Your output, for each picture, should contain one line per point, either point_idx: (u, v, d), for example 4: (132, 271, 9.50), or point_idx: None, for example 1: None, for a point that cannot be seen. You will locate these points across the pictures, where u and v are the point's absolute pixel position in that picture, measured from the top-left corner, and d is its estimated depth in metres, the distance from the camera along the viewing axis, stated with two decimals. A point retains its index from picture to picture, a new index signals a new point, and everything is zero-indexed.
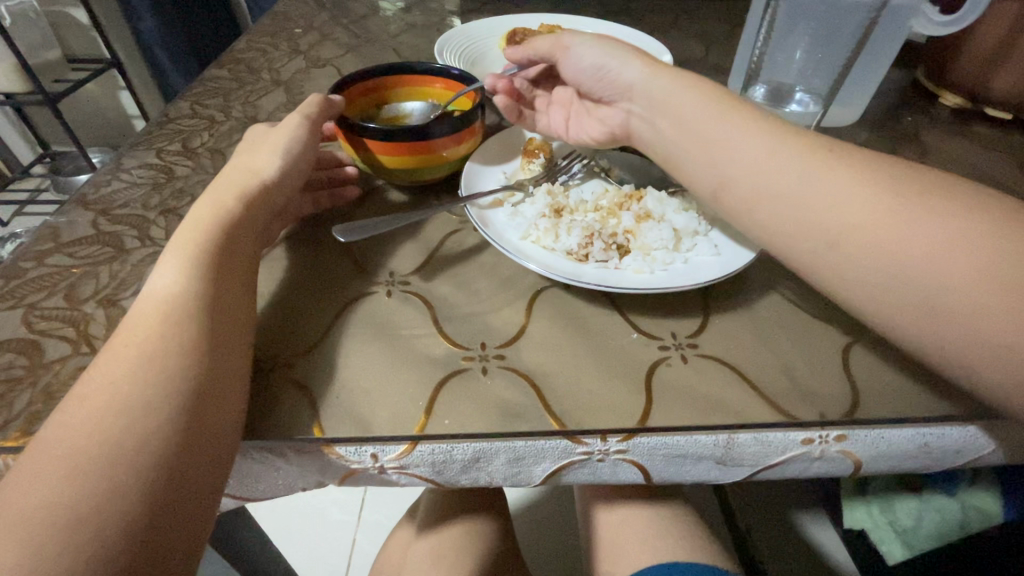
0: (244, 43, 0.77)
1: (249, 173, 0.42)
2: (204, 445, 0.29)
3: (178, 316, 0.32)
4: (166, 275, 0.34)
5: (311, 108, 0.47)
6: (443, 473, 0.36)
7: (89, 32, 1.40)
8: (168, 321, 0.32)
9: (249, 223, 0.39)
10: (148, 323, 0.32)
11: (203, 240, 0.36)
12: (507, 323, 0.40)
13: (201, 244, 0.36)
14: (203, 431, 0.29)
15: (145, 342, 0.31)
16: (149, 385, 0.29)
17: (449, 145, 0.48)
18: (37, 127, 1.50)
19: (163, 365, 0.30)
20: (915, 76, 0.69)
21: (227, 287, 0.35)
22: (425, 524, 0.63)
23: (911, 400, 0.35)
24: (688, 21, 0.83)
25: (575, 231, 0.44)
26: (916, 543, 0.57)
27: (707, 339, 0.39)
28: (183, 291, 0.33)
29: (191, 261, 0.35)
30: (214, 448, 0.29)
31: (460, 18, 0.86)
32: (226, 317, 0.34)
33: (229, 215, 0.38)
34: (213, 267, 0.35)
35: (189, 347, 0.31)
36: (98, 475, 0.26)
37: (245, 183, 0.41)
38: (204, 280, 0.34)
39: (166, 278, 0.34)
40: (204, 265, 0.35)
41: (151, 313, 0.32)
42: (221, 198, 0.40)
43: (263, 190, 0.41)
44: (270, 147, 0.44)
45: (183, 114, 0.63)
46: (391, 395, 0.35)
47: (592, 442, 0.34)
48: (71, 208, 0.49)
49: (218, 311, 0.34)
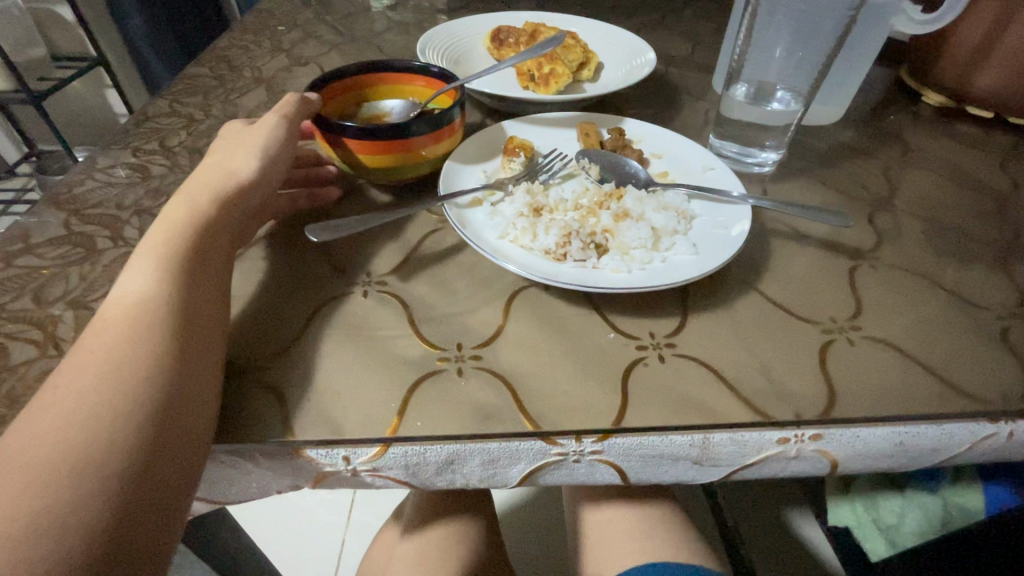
0: (226, 41, 0.76)
1: (223, 172, 0.41)
2: (171, 450, 0.28)
3: (146, 318, 0.32)
4: (134, 276, 0.33)
5: (288, 106, 0.46)
6: (418, 476, 0.35)
7: (75, 30, 1.38)
8: (135, 324, 0.31)
9: (223, 223, 0.39)
10: (114, 325, 0.31)
11: (173, 241, 0.36)
12: (484, 323, 0.40)
13: (172, 245, 0.35)
14: (170, 437, 0.29)
15: (110, 345, 0.30)
16: (114, 389, 0.28)
17: (427, 143, 0.47)
18: (22, 126, 1.48)
19: (129, 369, 0.29)
20: (898, 74, 0.69)
21: (198, 289, 0.34)
22: (410, 525, 0.63)
23: (886, 399, 0.35)
24: (674, 19, 0.83)
25: (554, 230, 0.43)
26: (899, 540, 0.58)
27: (685, 339, 0.39)
28: (152, 293, 0.33)
29: (160, 262, 0.34)
30: (182, 453, 0.29)
31: (446, 15, 0.86)
32: (195, 319, 0.33)
33: (201, 215, 0.38)
34: (185, 268, 0.35)
35: (157, 350, 0.31)
36: (61, 481, 0.25)
37: (219, 183, 0.40)
38: (174, 281, 0.34)
39: (134, 279, 0.33)
40: (175, 266, 0.34)
41: (117, 315, 0.32)
42: (193, 198, 0.39)
43: (237, 190, 0.41)
44: (245, 146, 0.43)
45: (161, 112, 0.62)
46: (364, 397, 0.35)
47: (566, 444, 0.34)
48: (44, 207, 0.48)
49: (187, 313, 0.33)
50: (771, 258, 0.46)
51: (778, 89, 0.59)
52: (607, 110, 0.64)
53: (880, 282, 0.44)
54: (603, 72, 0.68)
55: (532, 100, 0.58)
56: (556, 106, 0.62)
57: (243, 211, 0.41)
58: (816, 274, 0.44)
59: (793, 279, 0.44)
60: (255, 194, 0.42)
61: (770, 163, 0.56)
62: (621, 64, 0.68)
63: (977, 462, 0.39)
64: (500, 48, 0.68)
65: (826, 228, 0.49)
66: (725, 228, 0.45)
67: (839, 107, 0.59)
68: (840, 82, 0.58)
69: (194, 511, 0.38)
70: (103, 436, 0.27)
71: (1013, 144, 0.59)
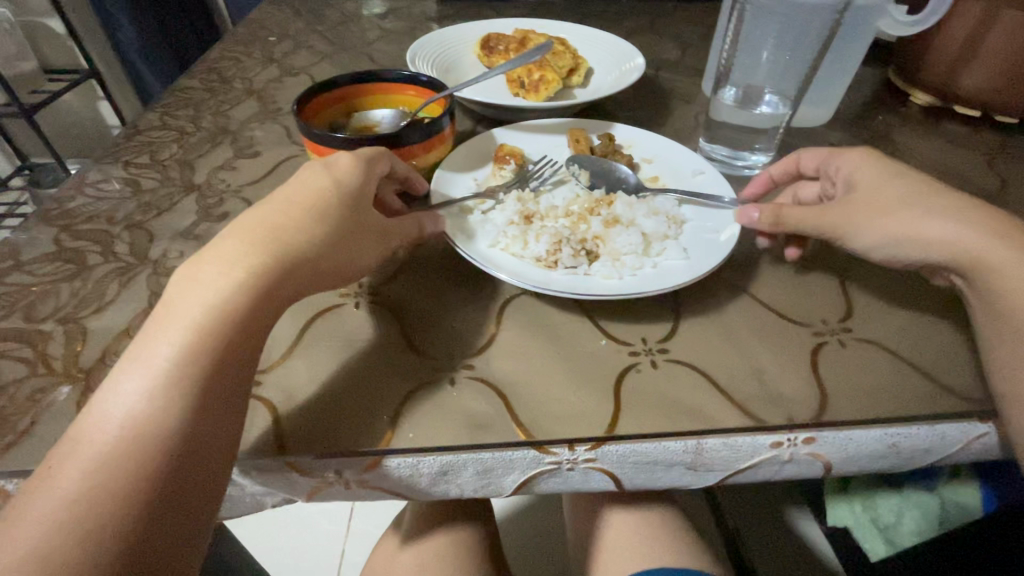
0: (218, 52, 0.76)
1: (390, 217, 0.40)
2: (182, 506, 0.27)
3: (201, 349, 0.29)
4: (200, 294, 0.31)
5: (358, 163, 0.39)
6: (413, 487, 0.35)
7: (66, 42, 1.37)
8: (190, 354, 0.29)
9: (289, 273, 0.33)
10: (170, 343, 0.29)
11: (241, 268, 0.32)
12: (476, 332, 0.40)
13: (248, 261, 0.32)
14: (188, 487, 0.27)
15: (162, 368, 0.29)
16: (154, 419, 0.27)
17: (418, 152, 0.47)
18: (14, 139, 1.47)
19: (172, 404, 0.28)
20: (886, 74, 0.69)
21: (259, 327, 0.32)
22: (409, 535, 0.63)
23: (878, 401, 0.35)
24: (664, 24, 0.83)
25: (544, 238, 0.44)
26: (897, 539, 0.58)
27: (677, 344, 0.39)
28: (218, 324, 0.30)
29: (226, 289, 0.31)
30: (194, 513, 0.27)
31: (437, 23, 0.86)
32: (249, 360, 0.31)
33: (258, 249, 0.33)
34: (262, 302, 0.32)
35: (202, 391, 0.29)
36: (118, 472, 0.26)
37: (278, 215, 0.35)
38: (236, 315, 0.31)
39: (195, 297, 0.31)
40: (239, 296, 0.31)
41: (171, 333, 0.30)
42: (256, 222, 0.34)
43: (291, 225, 0.34)
44: (309, 185, 0.37)
45: (152, 125, 0.62)
46: (356, 409, 0.34)
47: (560, 452, 0.34)
48: (34, 224, 0.48)
49: (240, 354, 0.31)
50: (762, 261, 0.46)
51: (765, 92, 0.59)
52: (597, 116, 0.64)
53: (871, 283, 0.44)
54: (593, 78, 0.68)
55: (521, 107, 0.58)
56: (547, 112, 0.62)
57: (292, 260, 0.33)
58: (807, 276, 0.45)
59: (787, 281, 0.44)
60: (302, 236, 0.34)
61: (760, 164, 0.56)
62: (611, 69, 0.68)
63: (971, 461, 0.39)
64: (490, 55, 0.68)
65: None
66: (715, 232, 0.46)
67: (828, 107, 0.60)
68: (828, 82, 0.58)
69: None
70: (134, 474, 0.26)
71: (1000, 143, 0.59)
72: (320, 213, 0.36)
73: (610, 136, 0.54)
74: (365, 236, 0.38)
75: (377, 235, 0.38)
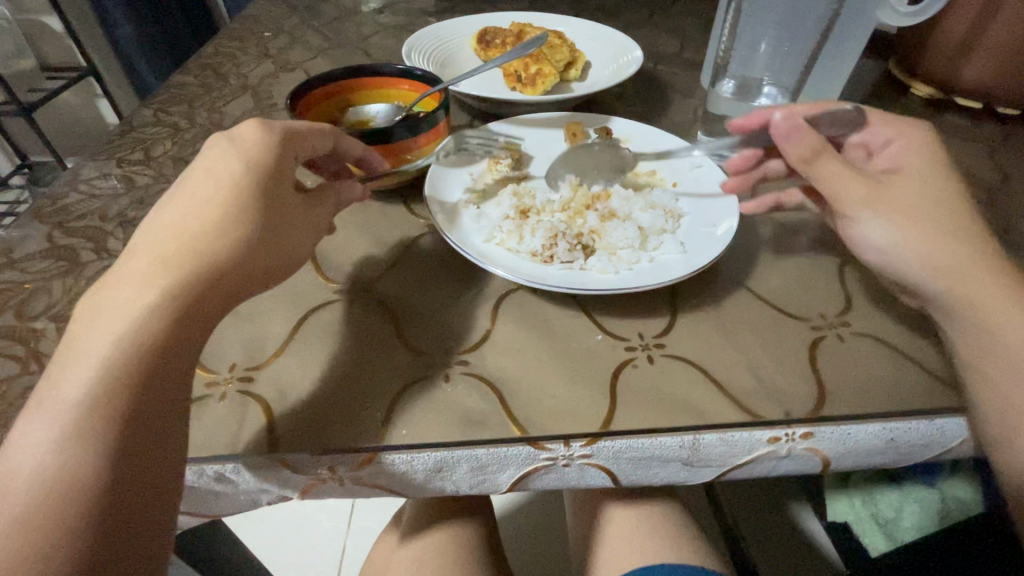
0: (213, 49, 0.76)
1: (317, 210, 0.38)
2: (128, 542, 0.26)
3: (112, 384, 0.28)
4: (105, 328, 0.29)
5: (268, 139, 0.36)
6: (407, 484, 0.35)
7: (64, 40, 1.37)
8: (98, 392, 0.28)
9: (205, 289, 0.31)
10: (76, 385, 0.28)
11: (150, 292, 0.30)
12: (471, 328, 0.39)
13: (156, 285, 0.30)
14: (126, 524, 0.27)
15: (73, 410, 0.27)
16: (74, 464, 0.26)
17: (412, 147, 0.47)
18: (13, 138, 1.47)
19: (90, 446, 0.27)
20: (887, 66, 0.69)
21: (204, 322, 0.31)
22: (408, 531, 0.62)
23: (877, 395, 0.35)
24: (663, 16, 0.82)
25: (540, 233, 0.43)
26: (898, 534, 0.58)
27: (673, 339, 0.39)
28: (127, 356, 0.28)
29: (132, 317, 0.29)
30: (141, 547, 0.27)
31: (434, 18, 0.85)
32: (172, 383, 0.29)
33: (166, 266, 0.31)
34: (174, 325, 0.30)
35: (119, 429, 0.27)
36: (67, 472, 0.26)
37: (179, 226, 0.32)
38: (150, 343, 0.29)
39: (97, 331, 0.29)
40: (150, 323, 0.29)
41: (78, 372, 0.28)
42: (154, 240, 0.32)
43: (197, 234, 0.32)
44: (204, 186, 0.33)
45: (146, 121, 0.61)
46: (348, 406, 0.34)
47: (555, 448, 0.33)
48: (27, 221, 0.48)
49: (159, 381, 0.29)
50: (760, 255, 0.45)
51: (764, 85, 0.59)
52: (595, 109, 0.64)
53: (871, 277, 0.43)
54: (590, 71, 0.68)
55: (515, 101, 0.57)
56: (543, 106, 0.61)
57: (211, 271, 0.31)
58: (805, 270, 0.44)
59: (786, 275, 0.44)
60: (214, 242, 0.32)
61: None
62: (609, 62, 0.67)
63: (974, 456, 0.38)
64: (486, 49, 0.68)
65: (815, 224, 0.49)
66: (712, 225, 0.45)
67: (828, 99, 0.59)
68: (828, 73, 0.57)
69: (181, 525, 0.37)
70: (63, 522, 0.25)
71: (1004, 135, 0.59)
72: (225, 210, 0.33)
73: (607, 130, 0.54)
74: (294, 228, 0.36)
75: (304, 222, 0.37)
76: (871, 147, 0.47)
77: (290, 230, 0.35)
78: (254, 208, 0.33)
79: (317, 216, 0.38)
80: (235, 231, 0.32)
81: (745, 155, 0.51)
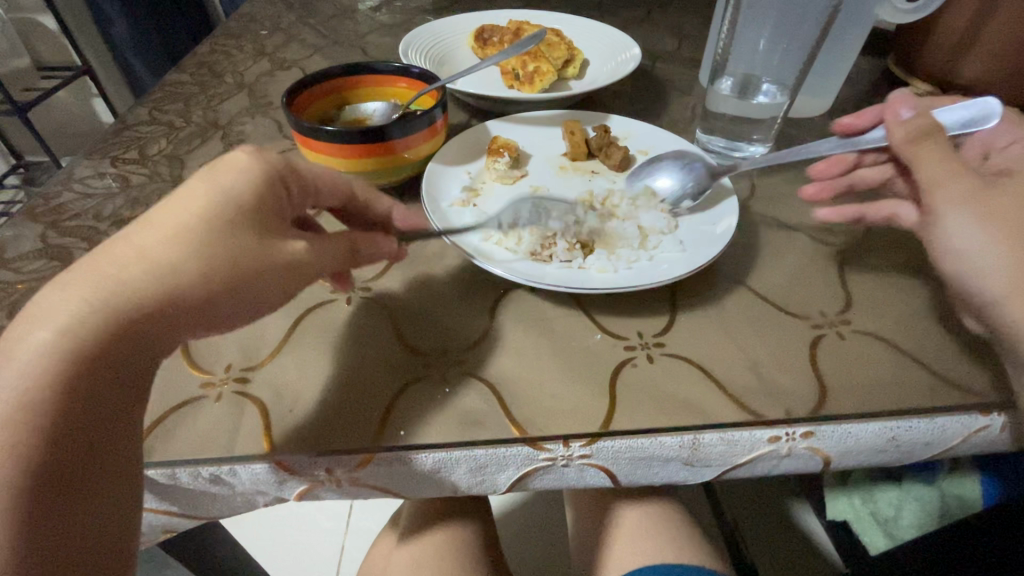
0: (209, 47, 0.75)
1: (305, 249, 0.33)
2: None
3: (20, 435, 0.26)
4: (20, 370, 0.27)
5: (250, 173, 0.32)
6: (405, 484, 0.35)
7: (60, 39, 1.36)
8: (3, 441, 0.26)
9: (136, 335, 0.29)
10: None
11: (71, 332, 0.27)
12: (470, 327, 0.39)
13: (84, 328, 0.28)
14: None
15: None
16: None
17: (409, 145, 0.46)
18: (9, 137, 1.46)
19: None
20: (886, 63, 0.69)
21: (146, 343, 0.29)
22: (407, 531, 0.62)
23: (877, 394, 0.35)
24: (661, 14, 0.82)
25: (538, 231, 0.44)
26: (897, 533, 0.57)
27: (673, 338, 0.38)
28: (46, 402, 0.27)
29: (47, 364, 0.27)
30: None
31: (432, 15, 0.85)
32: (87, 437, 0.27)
33: (101, 307, 0.28)
34: (88, 375, 0.27)
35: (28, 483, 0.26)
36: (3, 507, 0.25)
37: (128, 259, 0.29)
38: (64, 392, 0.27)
39: (15, 374, 0.27)
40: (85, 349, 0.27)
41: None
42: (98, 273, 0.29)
43: (137, 271, 0.29)
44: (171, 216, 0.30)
45: (141, 120, 0.61)
46: (345, 406, 0.34)
47: (554, 448, 0.33)
48: (20, 220, 0.47)
49: (64, 438, 0.27)
50: (760, 253, 0.45)
51: (763, 82, 0.58)
52: (593, 107, 0.64)
53: (871, 274, 0.43)
54: (589, 69, 0.68)
55: (513, 98, 0.57)
56: (541, 104, 0.61)
57: (145, 320, 0.29)
58: (805, 268, 0.44)
59: (785, 273, 0.43)
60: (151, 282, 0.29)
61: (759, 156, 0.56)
62: (607, 60, 0.67)
63: (974, 453, 0.38)
64: (483, 47, 0.67)
65: (814, 222, 0.49)
66: (711, 224, 0.45)
67: (828, 96, 0.59)
68: (826, 70, 0.57)
69: (178, 526, 0.37)
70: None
71: None
72: (175, 248, 0.29)
73: (606, 127, 0.54)
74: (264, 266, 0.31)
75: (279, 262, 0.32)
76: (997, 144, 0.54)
77: (250, 274, 0.30)
78: (205, 248, 0.29)
79: (298, 254, 0.33)
80: (184, 272, 0.29)
81: (830, 164, 0.52)
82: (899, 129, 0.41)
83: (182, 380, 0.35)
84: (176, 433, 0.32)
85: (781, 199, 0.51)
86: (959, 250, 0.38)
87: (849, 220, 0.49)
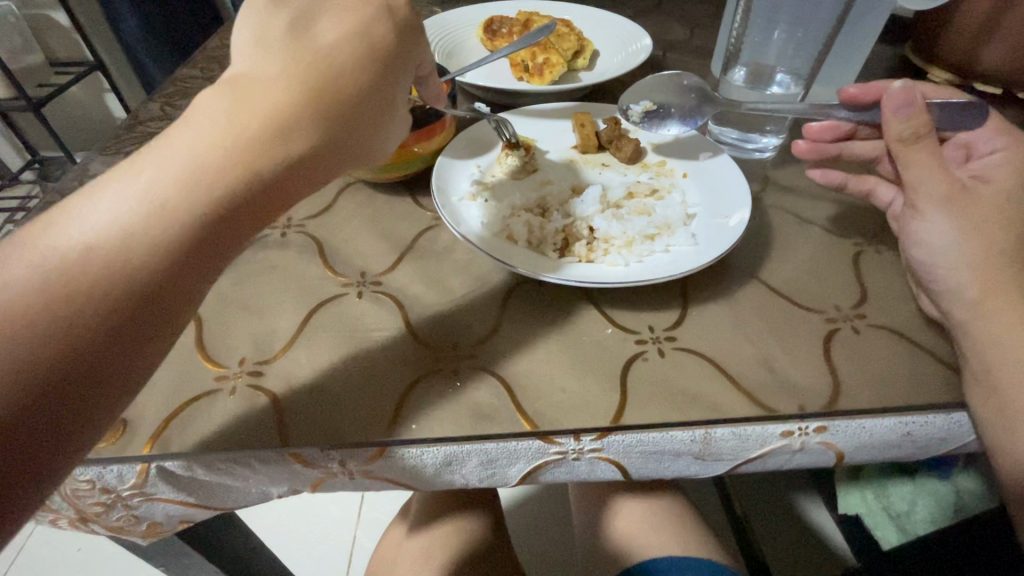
0: (218, 41, 0.75)
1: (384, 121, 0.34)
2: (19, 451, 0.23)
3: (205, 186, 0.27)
4: (113, 202, 0.26)
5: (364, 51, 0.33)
6: (416, 477, 0.35)
7: (72, 35, 1.36)
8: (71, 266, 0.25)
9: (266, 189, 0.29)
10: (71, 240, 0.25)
11: (227, 147, 0.28)
12: (480, 321, 0.39)
13: (170, 180, 0.27)
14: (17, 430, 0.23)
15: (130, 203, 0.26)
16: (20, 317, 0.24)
17: (418, 139, 0.46)
18: (24, 134, 1.47)
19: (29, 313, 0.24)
20: (904, 52, 0.67)
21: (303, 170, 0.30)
22: (418, 521, 0.62)
23: (894, 389, 0.34)
24: (673, 4, 0.81)
25: (549, 225, 0.44)
26: (910, 527, 0.57)
27: (684, 331, 0.38)
28: (116, 248, 0.25)
29: (191, 181, 0.27)
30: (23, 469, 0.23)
31: (441, 8, 0.84)
32: (156, 313, 0.26)
33: (191, 155, 0.28)
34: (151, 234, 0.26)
35: (87, 339, 0.24)
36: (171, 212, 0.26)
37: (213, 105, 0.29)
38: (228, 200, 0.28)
39: (115, 200, 0.27)
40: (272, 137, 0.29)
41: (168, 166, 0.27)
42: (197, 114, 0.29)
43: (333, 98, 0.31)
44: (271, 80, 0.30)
45: (153, 115, 0.61)
46: (356, 398, 0.34)
47: (565, 442, 0.33)
48: (37, 216, 0.48)
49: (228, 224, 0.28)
50: (773, 247, 0.45)
51: (777, 73, 0.59)
52: (602, 99, 0.63)
53: (884, 266, 0.43)
54: (599, 60, 0.67)
55: (523, 90, 0.57)
56: (551, 97, 0.61)
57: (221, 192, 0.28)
58: (819, 261, 0.44)
59: (800, 266, 0.43)
60: (236, 141, 0.28)
61: (771, 147, 0.54)
62: (618, 51, 0.66)
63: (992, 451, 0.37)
64: (493, 39, 0.67)
65: (827, 215, 0.48)
66: (724, 216, 0.45)
67: (844, 86, 0.58)
68: (841, 61, 0.56)
69: (192, 517, 0.37)
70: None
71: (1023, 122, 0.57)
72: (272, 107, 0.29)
73: (616, 118, 0.53)
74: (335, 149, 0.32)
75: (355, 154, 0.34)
76: (976, 150, 0.42)
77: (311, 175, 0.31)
78: (327, 121, 0.31)
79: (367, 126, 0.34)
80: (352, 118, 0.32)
81: (824, 125, 0.48)
82: (896, 127, 0.37)
83: (197, 372, 0.35)
84: (191, 426, 0.33)
85: (793, 190, 0.51)
86: (942, 249, 0.37)
87: (862, 212, 0.48)
